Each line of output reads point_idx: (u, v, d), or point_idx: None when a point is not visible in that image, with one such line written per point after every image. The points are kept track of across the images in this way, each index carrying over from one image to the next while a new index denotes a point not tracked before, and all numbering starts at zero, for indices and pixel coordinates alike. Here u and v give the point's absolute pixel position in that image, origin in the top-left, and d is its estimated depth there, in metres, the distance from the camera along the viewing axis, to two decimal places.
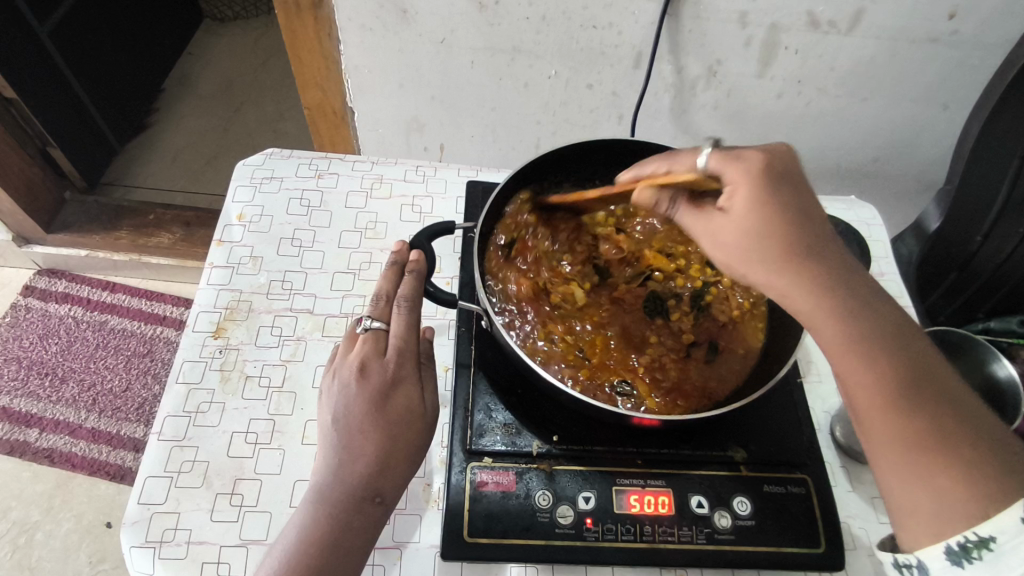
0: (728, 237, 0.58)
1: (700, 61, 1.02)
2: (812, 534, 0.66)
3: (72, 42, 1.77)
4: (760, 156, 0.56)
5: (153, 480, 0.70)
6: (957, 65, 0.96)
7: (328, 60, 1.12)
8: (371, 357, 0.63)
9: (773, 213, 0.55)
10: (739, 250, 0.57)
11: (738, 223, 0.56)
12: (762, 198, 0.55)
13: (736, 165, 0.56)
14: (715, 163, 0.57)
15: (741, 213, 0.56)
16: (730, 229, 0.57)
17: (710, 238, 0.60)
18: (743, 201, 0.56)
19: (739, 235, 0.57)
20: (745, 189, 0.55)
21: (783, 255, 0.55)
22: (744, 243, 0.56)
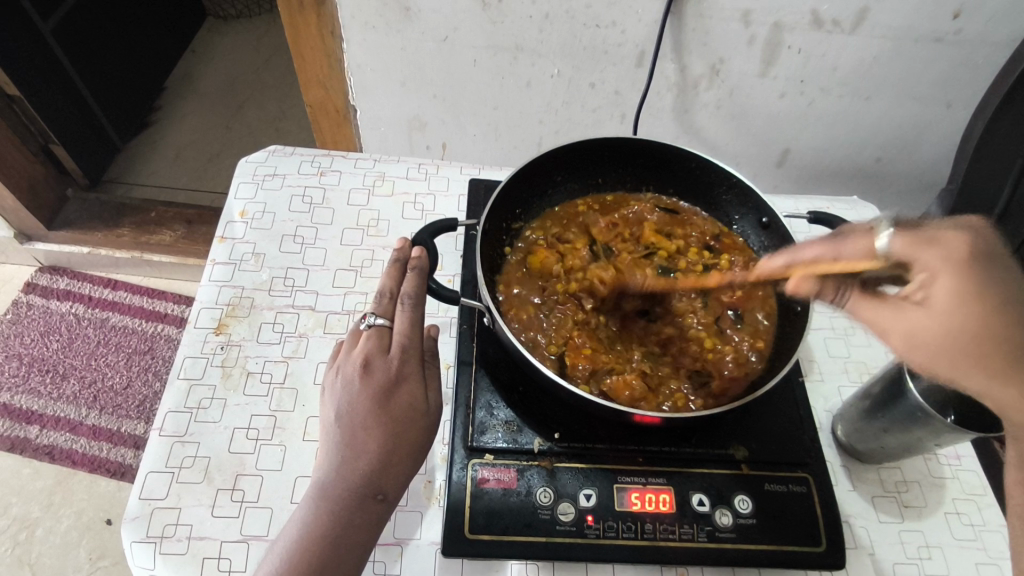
0: (926, 333, 0.58)
1: (703, 60, 1.02)
2: (813, 533, 0.66)
3: (75, 40, 1.78)
4: (962, 241, 0.59)
5: (154, 475, 0.70)
6: (961, 65, 0.96)
7: (331, 57, 1.12)
8: (375, 354, 0.63)
9: (987, 305, 0.57)
10: (948, 346, 0.57)
11: (941, 317, 0.58)
12: (969, 288, 0.57)
13: (934, 251, 0.58)
14: (904, 245, 0.60)
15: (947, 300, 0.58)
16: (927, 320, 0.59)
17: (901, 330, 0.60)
18: (944, 287, 0.58)
19: (942, 332, 0.58)
20: (948, 280, 0.58)
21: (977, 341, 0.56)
22: (940, 339, 0.58)
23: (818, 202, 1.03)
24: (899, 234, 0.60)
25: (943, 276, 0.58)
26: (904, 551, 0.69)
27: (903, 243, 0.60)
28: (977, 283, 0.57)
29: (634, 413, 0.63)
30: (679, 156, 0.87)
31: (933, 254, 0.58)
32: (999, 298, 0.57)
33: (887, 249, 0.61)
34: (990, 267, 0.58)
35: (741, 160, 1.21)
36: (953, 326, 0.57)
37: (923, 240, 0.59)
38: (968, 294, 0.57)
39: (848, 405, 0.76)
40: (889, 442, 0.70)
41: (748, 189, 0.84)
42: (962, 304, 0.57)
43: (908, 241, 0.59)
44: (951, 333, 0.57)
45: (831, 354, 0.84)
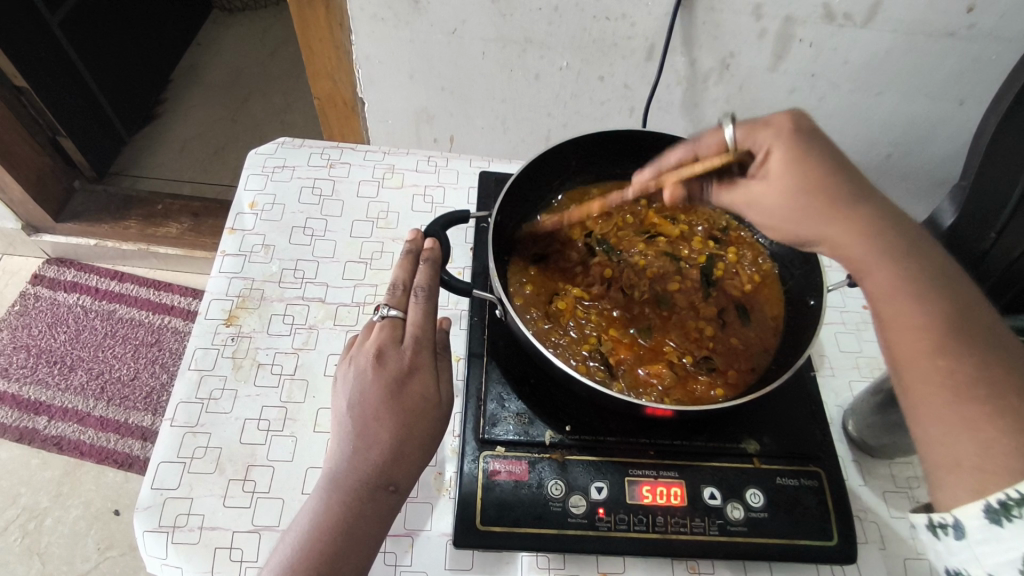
0: (767, 203, 0.61)
1: (714, 54, 1.01)
2: (825, 527, 0.66)
3: (82, 32, 1.77)
4: (787, 118, 0.60)
5: (165, 465, 0.70)
6: (975, 59, 0.96)
7: (340, 49, 1.11)
8: (388, 344, 0.63)
9: (812, 160, 0.58)
10: (793, 207, 0.59)
11: (778, 181, 0.59)
12: (798, 149, 0.58)
13: (767, 129, 0.60)
14: (744, 134, 0.61)
15: (777, 171, 0.59)
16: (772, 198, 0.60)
17: (750, 206, 0.63)
18: (776, 157, 0.59)
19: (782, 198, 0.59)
20: (781, 150, 0.59)
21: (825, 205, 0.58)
22: (791, 202, 0.59)
23: None
24: (740, 124, 0.61)
25: (781, 144, 0.59)
26: (915, 546, 0.69)
27: (744, 130, 0.61)
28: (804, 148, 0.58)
29: (646, 406, 0.63)
30: None
31: (767, 132, 0.59)
32: (820, 159, 0.58)
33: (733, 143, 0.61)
34: (816, 138, 0.59)
35: None
36: (794, 187, 0.58)
37: (755, 126, 0.61)
38: (801, 152, 0.58)
39: (859, 401, 0.75)
40: (901, 438, 0.70)
41: None
42: (785, 174, 0.59)
43: (747, 127, 0.61)
44: (796, 193, 0.58)
45: (843, 348, 0.84)
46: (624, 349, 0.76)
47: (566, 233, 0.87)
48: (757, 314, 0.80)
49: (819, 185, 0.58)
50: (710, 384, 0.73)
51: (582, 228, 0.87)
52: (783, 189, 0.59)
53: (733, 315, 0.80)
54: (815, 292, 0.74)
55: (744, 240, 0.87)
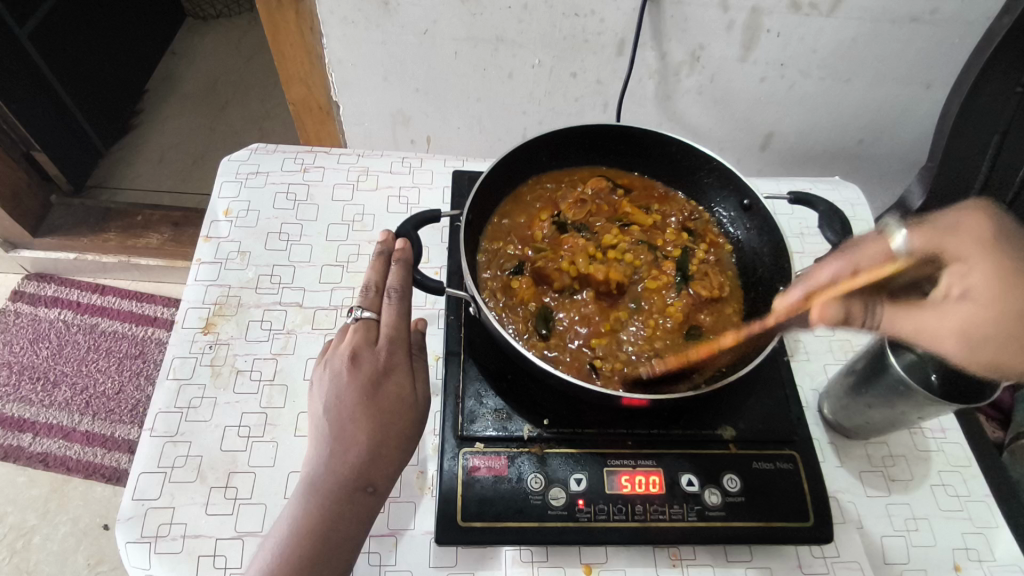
0: (936, 321, 0.57)
1: (683, 46, 1.02)
2: (801, 508, 0.67)
3: (52, 44, 1.75)
4: (979, 222, 0.60)
5: (146, 475, 0.70)
6: (938, 44, 0.97)
7: (312, 54, 1.11)
8: (362, 346, 0.64)
9: (1011, 269, 0.56)
10: (989, 318, 0.55)
11: (985, 299, 0.56)
12: (1002, 267, 0.57)
13: (958, 236, 0.59)
14: (921, 239, 0.60)
15: (984, 296, 0.56)
16: (961, 316, 0.56)
17: (931, 332, 0.57)
18: (980, 278, 0.57)
19: (960, 320, 0.56)
20: (986, 265, 0.57)
21: (1014, 338, 0.55)
22: (997, 327, 0.55)
23: (800, 183, 1.04)
24: (914, 230, 0.61)
25: (979, 266, 0.57)
26: (891, 523, 0.70)
27: (921, 237, 0.60)
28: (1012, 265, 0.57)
29: (622, 397, 0.64)
30: (659, 141, 0.87)
31: (961, 239, 0.59)
32: (1021, 286, 0.56)
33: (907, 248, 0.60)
34: (1021, 252, 0.58)
35: (724, 145, 1.22)
36: (1001, 315, 0.55)
37: (936, 234, 0.59)
38: (1009, 272, 0.56)
39: (833, 383, 0.77)
40: (875, 418, 0.71)
41: (729, 171, 0.84)
42: (978, 295, 0.56)
43: (925, 234, 0.60)
44: (1001, 319, 0.55)
45: (817, 333, 0.85)
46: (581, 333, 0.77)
47: (535, 214, 0.88)
48: (719, 308, 0.81)
49: (1010, 315, 0.55)
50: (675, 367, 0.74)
51: (554, 209, 0.88)
52: (968, 315, 0.56)
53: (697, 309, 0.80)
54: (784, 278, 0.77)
55: (712, 231, 0.88)
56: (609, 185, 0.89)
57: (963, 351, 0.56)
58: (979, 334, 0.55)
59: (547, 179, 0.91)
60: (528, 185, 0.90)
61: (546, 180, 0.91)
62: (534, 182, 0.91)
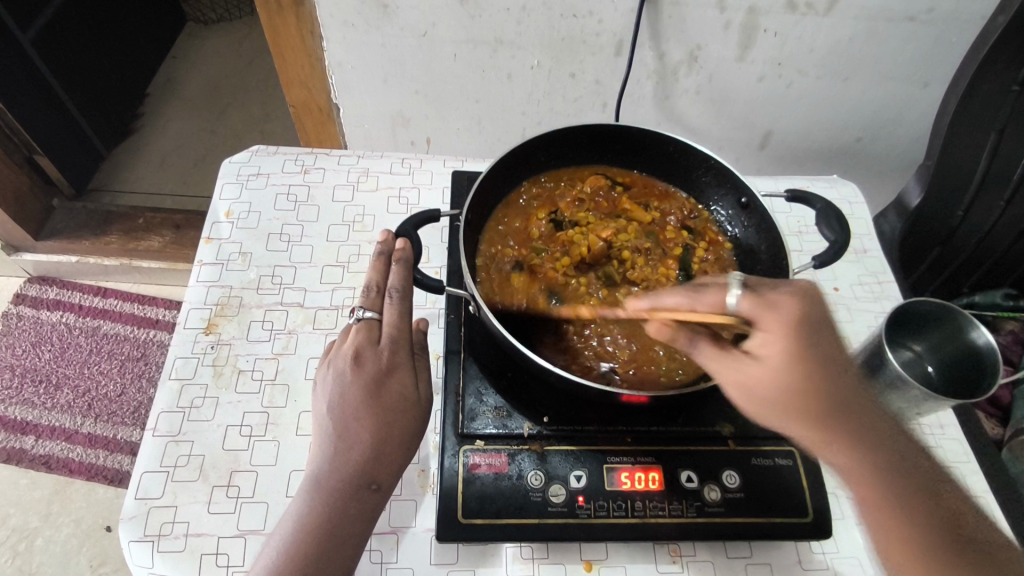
0: (764, 386, 0.55)
1: (681, 46, 1.03)
2: (800, 504, 0.67)
3: (54, 48, 1.76)
4: (794, 302, 0.56)
5: (149, 475, 0.70)
6: (934, 43, 0.98)
7: (312, 56, 1.12)
8: (364, 346, 0.64)
9: (803, 351, 0.54)
10: (781, 389, 0.55)
11: (775, 371, 0.55)
12: (800, 347, 0.54)
13: (772, 312, 0.55)
14: (749, 301, 0.56)
15: (777, 363, 0.55)
16: (766, 381, 0.55)
17: (738, 383, 0.56)
18: (778, 349, 0.55)
19: (779, 390, 0.55)
20: (781, 341, 0.54)
21: (809, 410, 0.55)
22: (781, 395, 0.55)
23: (798, 182, 1.04)
24: (746, 292, 0.56)
25: (777, 339, 0.55)
26: None
27: (752, 301, 0.56)
28: (806, 349, 0.54)
29: (622, 394, 0.64)
30: (657, 140, 0.88)
31: (773, 309, 0.55)
32: (820, 368, 0.54)
33: (735, 308, 0.57)
34: (813, 338, 0.55)
35: (723, 145, 1.22)
36: (790, 387, 0.54)
37: (766, 303, 0.56)
38: (802, 353, 0.54)
39: None
40: None
41: (726, 169, 0.85)
42: (782, 369, 0.54)
43: (756, 299, 0.56)
44: (792, 394, 0.54)
45: None
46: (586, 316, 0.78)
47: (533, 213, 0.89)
48: None
49: (797, 393, 0.54)
50: (677, 364, 0.75)
51: (550, 207, 0.89)
52: (780, 374, 0.55)
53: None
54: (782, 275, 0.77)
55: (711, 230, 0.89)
56: (608, 183, 0.90)
57: (782, 419, 0.56)
58: (811, 407, 0.54)
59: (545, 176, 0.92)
60: (528, 182, 0.91)
61: (545, 178, 0.92)
62: (534, 179, 0.91)
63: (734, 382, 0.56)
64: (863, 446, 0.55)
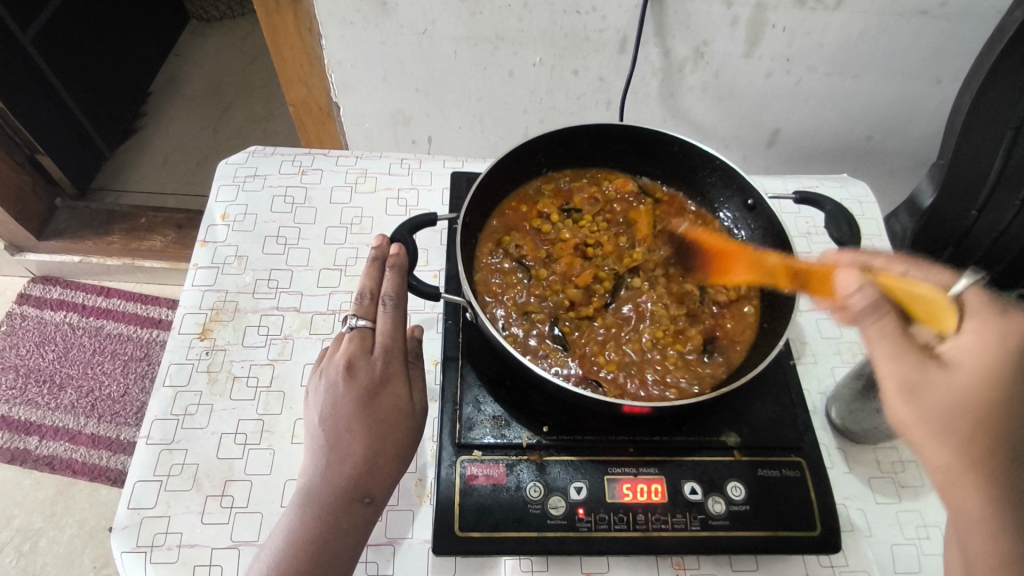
0: (942, 390, 0.48)
1: (687, 43, 1.00)
2: (807, 517, 0.65)
3: (56, 46, 1.75)
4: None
5: (142, 484, 0.69)
6: (948, 38, 0.95)
7: (311, 55, 1.10)
8: (358, 355, 0.63)
9: (1014, 364, 0.48)
10: (953, 394, 0.48)
11: (977, 366, 0.48)
12: (1000, 364, 0.48)
13: (1003, 312, 0.50)
14: (975, 295, 0.52)
15: (970, 368, 0.48)
16: (944, 394, 0.48)
17: (901, 380, 0.50)
18: (976, 354, 0.49)
19: (956, 399, 0.48)
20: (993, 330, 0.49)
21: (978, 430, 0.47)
22: (950, 402, 0.48)
23: (807, 181, 1.02)
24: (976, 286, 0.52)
25: (976, 332, 0.50)
26: (901, 532, 0.69)
27: (975, 297, 0.52)
28: (1009, 367, 0.48)
29: (623, 404, 0.62)
30: (662, 140, 0.86)
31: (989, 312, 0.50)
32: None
33: (956, 299, 0.52)
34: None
35: (730, 143, 1.19)
36: (967, 397, 0.48)
37: (996, 308, 0.51)
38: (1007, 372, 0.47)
39: (841, 387, 0.75)
40: (883, 423, 0.69)
41: (732, 170, 0.82)
42: (978, 380, 0.48)
43: (980, 297, 0.52)
44: (963, 404, 0.48)
45: (824, 335, 0.84)
46: (584, 327, 0.77)
47: (541, 208, 0.87)
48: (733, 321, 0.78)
49: (982, 415, 0.47)
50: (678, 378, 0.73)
51: (562, 201, 0.89)
52: (978, 374, 0.48)
53: (716, 317, 0.79)
54: (789, 281, 0.75)
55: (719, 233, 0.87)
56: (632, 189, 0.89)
57: (927, 437, 0.49)
58: (977, 428, 0.47)
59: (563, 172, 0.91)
60: (541, 179, 0.90)
61: (561, 176, 0.91)
62: (545, 177, 0.90)
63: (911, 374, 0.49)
64: (1012, 495, 0.46)
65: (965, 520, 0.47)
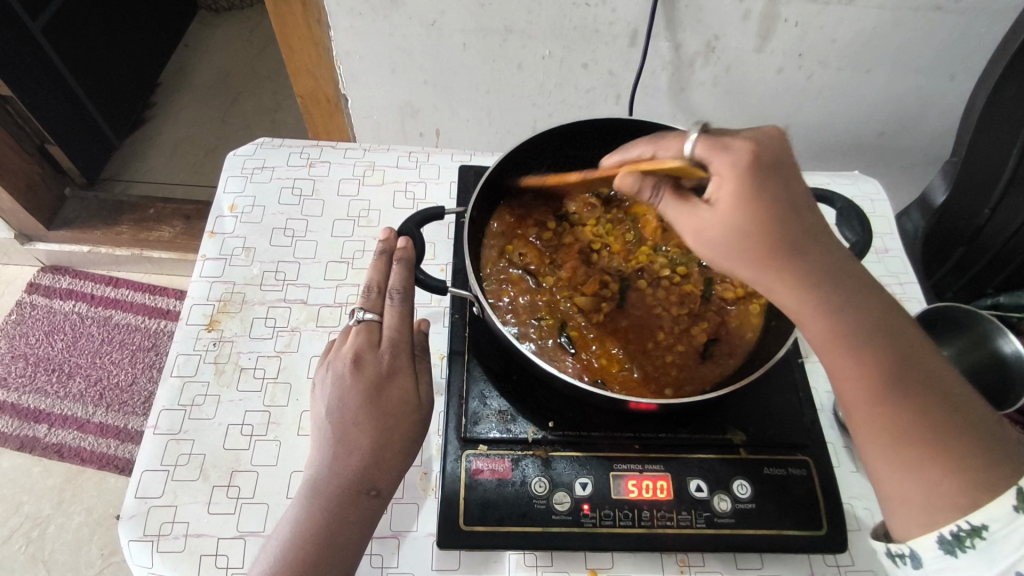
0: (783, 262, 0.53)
1: (698, 37, 0.99)
2: (814, 516, 0.65)
3: (65, 36, 1.76)
4: (749, 150, 0.50)
5: (149, 473, 0.70)
6: (963, 33, 0.94)
7: (320, 46, 1.10)
8: (365, 349, 0.62)
9: (763, 199, 0.50)
10: (734, 246, 0.52)
11: (726, 217, 0.51)
12: (748, 194, 0.50)
13: (725, 156, 0.50)
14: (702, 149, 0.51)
15: (728, 207, 0.51)
16: (717, 228, 0.52)
17: (693, 232, 0.54)
18: (727, 193, 0.50)
19: (729, 236, 0.52)
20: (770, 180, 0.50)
21: (760, 252, 0.52)
22: (731, 233, 0.52)
23: (817, 178, 1.01)
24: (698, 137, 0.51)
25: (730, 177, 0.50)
26: None
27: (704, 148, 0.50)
28: (758, 194, 0.50)
29: (629, 401, 0.62)
30: (672, 136, 0.85)
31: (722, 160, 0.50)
32: (774, 205, 0.50)
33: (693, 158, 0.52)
34: (774, 183, 0.50)
35: None
36: (745, 229, 0.51)
37: (721, 147, 0.50)
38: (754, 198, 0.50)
39: None
40: None
41: None
42: (734, 211, 0.50)
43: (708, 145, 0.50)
44: (746, 234, 0.51)
45: None
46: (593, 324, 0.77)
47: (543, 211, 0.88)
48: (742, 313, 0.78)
49: (756, 235, 0.51)
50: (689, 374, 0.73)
51: (563, 203, 0.89)
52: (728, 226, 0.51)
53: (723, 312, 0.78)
54: None
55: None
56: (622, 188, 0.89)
57: (725, 263, 0.54)
58: (765, 246, 0.52)
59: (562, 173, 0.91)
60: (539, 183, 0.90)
61: (560, 177, 0.91)
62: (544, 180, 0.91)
63: (694, 231, 0.54)
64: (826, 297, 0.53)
65: (806, 328, 0.55)
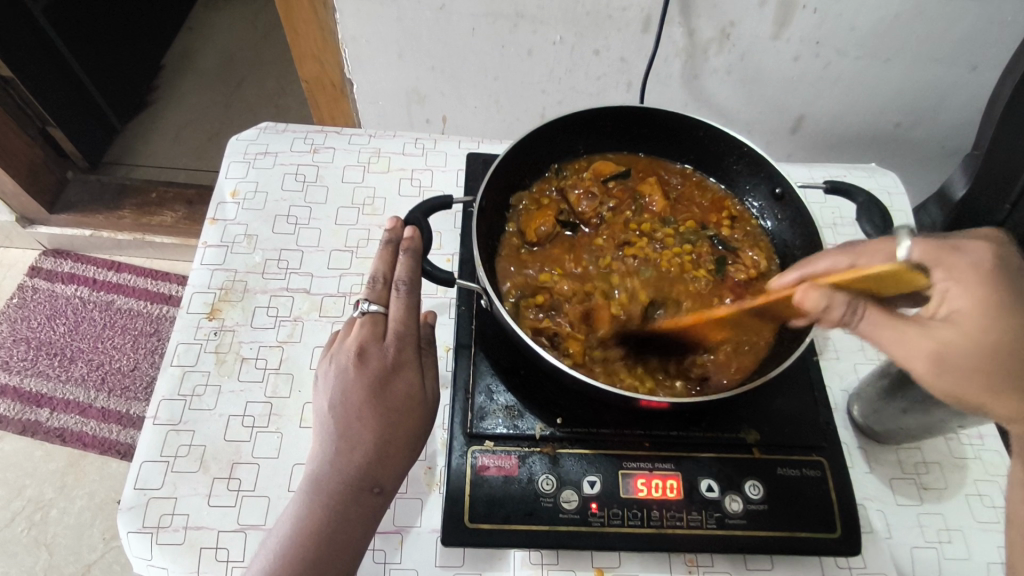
0: (924, 350, 0.52)
1: (713, 23, 0.96)
2: (827, 518, 0.64)
3: (67, 16, 1.72)
4: (987, 250, 0.55)
5: (149, 464, 0.68)
6: (988, 22, 0.90)
7: (325, 29, 1.07)
8: (370, 341, 0.61)
9: (1005, 305, 0.52)
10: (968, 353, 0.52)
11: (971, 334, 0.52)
12: (990, 293, 0.52)
13: (964, 256, 0.54)
14: (923, 251, 0.55)
15: (965, 313, 0.52)
16: (930, 342, 0.52)
17: (907, 350, 0.53)
18: (961, 298, 0.53)
19: (942, 347, 0.52)
20: (975, 290, 0.52)
21: (984, 356, 0.51)
22: (967, 346, 0.52)
23: (834, 171, 0.99)
24: (918, 241, 0.55)
25: (966, 281, 0.53)
26: (922, 534, 0.67)
27: (926, 248, 0.55)
28: (1003, 296, 0.52)
29: (641, 398, 0.60)
30: (686, 125, 0.83)
31: (959, 259, 0.54)
32: (1011, 298, 0.52)
33: (910, 260, 0.55)
34: (1012, 283, 0.53)
35: (753, 129, 1.16)
36: (980, 333, 0.51)
37: (943, 248, 0.54)
38: (995, 302, 0.52)
39: (865, 385, 0.72)
40: (909, 424, 0.67)
41: (760, 157, 0.79)
42: (974, 317, 0.52)
43: (931, 245, 0.55)
44: (979, 340, 0.51)
45: (847, 330, 0.81)
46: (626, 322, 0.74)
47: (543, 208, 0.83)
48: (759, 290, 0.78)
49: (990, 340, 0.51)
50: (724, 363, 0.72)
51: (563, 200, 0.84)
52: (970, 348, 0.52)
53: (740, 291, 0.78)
54: None
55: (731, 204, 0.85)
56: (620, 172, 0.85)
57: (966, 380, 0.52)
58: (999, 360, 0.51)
59: (562, 164, 0.87)
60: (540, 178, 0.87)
61: (558, 170, 0.87)
62: (545, 174, 0.87)
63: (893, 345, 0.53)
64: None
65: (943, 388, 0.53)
